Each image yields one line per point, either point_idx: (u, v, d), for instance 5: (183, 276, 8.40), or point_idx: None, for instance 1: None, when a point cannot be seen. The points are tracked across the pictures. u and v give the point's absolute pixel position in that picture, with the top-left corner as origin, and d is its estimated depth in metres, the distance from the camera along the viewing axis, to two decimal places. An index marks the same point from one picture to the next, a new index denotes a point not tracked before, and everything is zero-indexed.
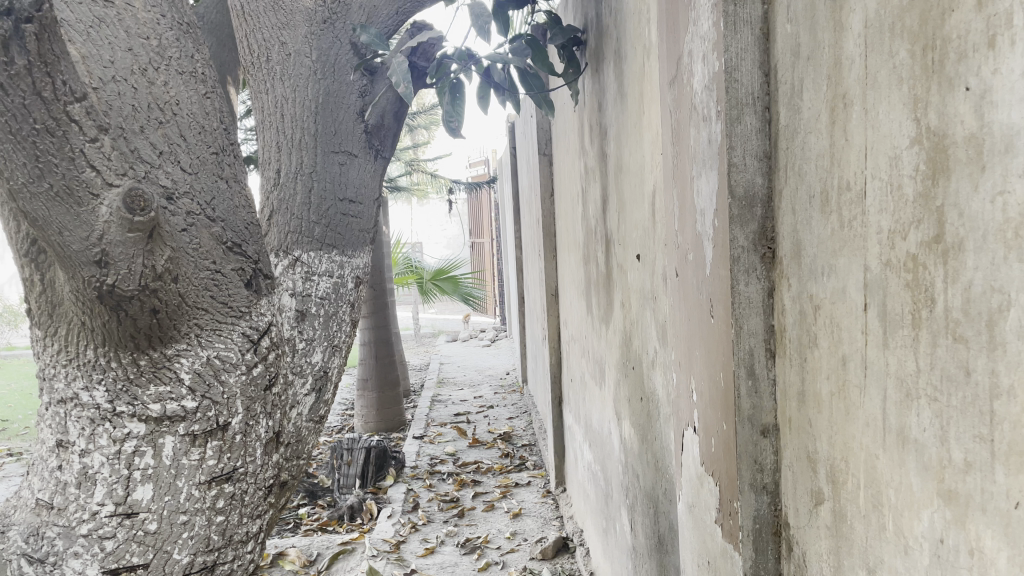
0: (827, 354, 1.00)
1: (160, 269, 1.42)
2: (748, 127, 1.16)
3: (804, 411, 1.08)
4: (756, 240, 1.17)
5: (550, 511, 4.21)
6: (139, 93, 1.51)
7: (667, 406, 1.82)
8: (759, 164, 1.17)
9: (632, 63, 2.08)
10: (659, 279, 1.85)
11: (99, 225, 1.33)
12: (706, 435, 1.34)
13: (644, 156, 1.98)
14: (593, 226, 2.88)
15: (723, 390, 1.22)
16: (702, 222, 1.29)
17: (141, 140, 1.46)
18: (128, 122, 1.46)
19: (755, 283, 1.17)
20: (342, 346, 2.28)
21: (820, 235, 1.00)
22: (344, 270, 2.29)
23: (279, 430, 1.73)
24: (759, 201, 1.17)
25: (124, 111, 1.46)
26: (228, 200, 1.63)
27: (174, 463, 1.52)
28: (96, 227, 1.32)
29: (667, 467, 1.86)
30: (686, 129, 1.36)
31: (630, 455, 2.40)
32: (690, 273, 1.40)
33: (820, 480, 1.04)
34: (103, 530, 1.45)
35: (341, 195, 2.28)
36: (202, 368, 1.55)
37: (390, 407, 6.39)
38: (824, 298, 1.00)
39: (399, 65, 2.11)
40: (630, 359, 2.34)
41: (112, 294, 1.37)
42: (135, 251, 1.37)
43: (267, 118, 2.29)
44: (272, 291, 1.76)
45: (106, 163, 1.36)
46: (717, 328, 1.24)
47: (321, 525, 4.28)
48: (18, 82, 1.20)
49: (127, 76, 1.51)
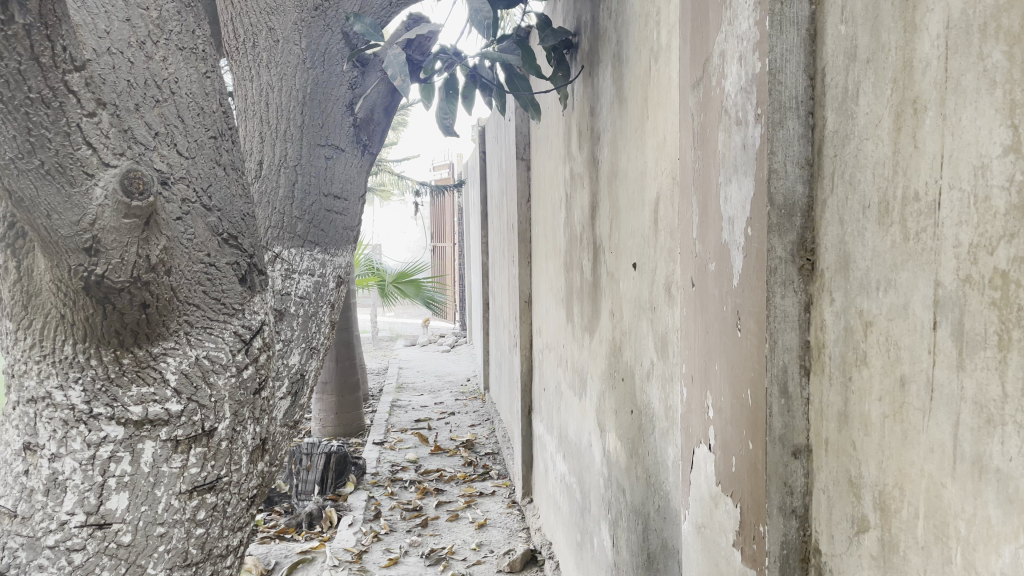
0: (880, 374, 0.95)
1: (154, 259, 1.32)
2: (791, 132, 1.10)
3: (846, 434, 1.03)
4: (795, 251, 1.11)
5: (516, 522, 4.14)
6: (135, 67, 1.38)
7: (668, 422, 1.76)
8: (801, 171, 1.11)
9: (635, 67, 2.03)
10: (661, 289, 1.80)
11: (92, 209, 1.22)
12: (725, 454, 1.28)
13: (647, 163, 1.93)
14: (578, 233, 2.82)
15: (751, 407, 1.16)
16: (730, 231, 1.23)
17: (135, 118, 1.34)
18: (122, 98, 1.33)
19: (792, 296, 1.12)
20: (321, 348, 2.18)
21: (878, 249, 0.95)
22: (326, 269, 2.20)
23: (264, 437, 1.64)
24: (800, 210, 1.11)
25: (119, 86, 1.33)
26: (225, 188, 1.53)
27: (154, 470, 1.41)
28: (89, 211, 1.21)
29: (665, 485, 1.80)
30: (714, 133, 1.30)
31: (615, 468, 2.34)
32: (709, 284, 1.34)
33: (865, 507, 0.99)
34: (72, 542, 1.33)
35: (327, 190, 2.18)
36: (190, 369, 1.45)
37: (349, 412, 6.25)
38: (877, 315, 0.95)
39: (396, 57, 2.02)
40: (619, 370, 2.28)
41: (100, 285, 1.26)
42: (131, 239, 1.26)
43: (250, 106, 2.17)
44: (265, 287, 1.66)
45: (102, 140, 1.25)
46: (745, 343, 1.18)
47: (278, 532, 4.13)
48: (17, 43, 1.10)
49: (124, 48, 1.37)
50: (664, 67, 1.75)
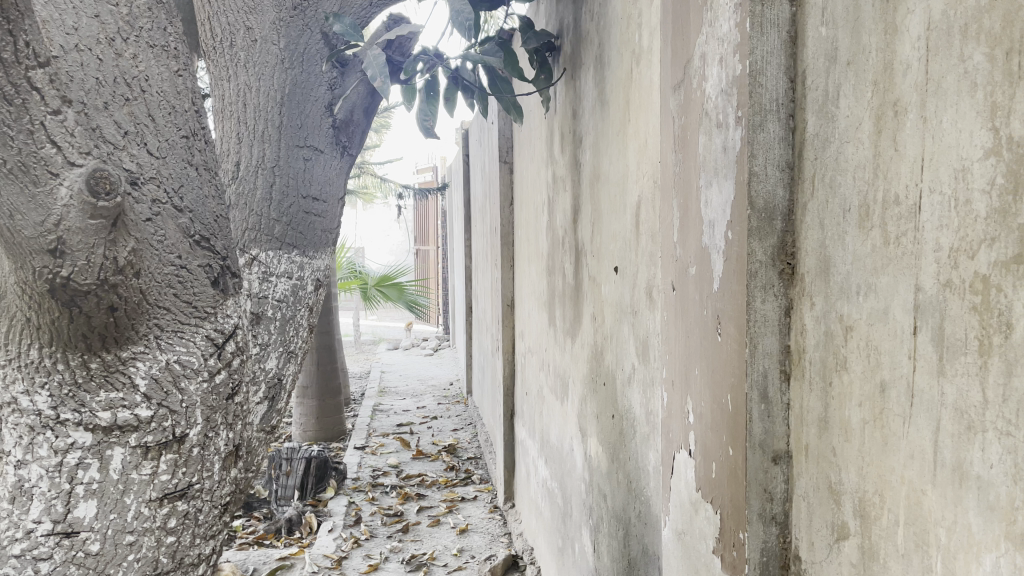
0: (860, 379, 0.94)
1: (122, 262, 1.29)
2: (771, 135, 1.09)
3: (826, 440, 1.01)
4: (775, 255, 1.10)
5: (498, 527, 4.11)
6: (105, 65, 1.34)
7: (648, 427, 1.75)
8: (781, 174, 1.10)
9: (617, 70, 2.02)
10: (642, 293, 1.79)
11: (57, 209, 1.19)
12: (705, 461, 1.26)
13: (628, 166, 1.92)
14: (560, 236, 2.81)
15: (731, 412, 1.14)
16: (710, 234, 1.22)
17: (104, 117, 1.31)
18: (90, 96, 1.30)
19: (772, 300, 1.10)
20: (298, 352, 2.16)
21: (859, 253, 0.94)
22: (303, 272, 2.17)
23: (238, 443, 1.61)
24: (780, 214, 1.10)
25: (87, 84, 1.29)
26: (198, 189, 1.50)
27: (123, 478, 1.38)
28: (53, 211, 1.19)
29: (645, 491, 1.79)
30: (695, 136, 1.29)
31: (596, 473, 2.33)
32: (690, 288, 1.33)
33: (846, 514, 0.97)
34: (38, 551, 1.30)
35: (305, 192, 2.16)
36: (160, 374, 1.42)
37: (330, 416, 6.21)
38: (858, 319, 0.94)
39: (375, 58, 2.00)
40: (600, 375, 2.27)
41: (65, 288, 1.23)
42: (97, 240, 1.23)
43: (227, 107, 2.14)
44: (238, 290, 1.63)
45: (68, 138, 1.22)
46: (725, 348, 1.17)
47: (257, 538, 4.08)
48: None
49: (93, 45, 1.34)
50: (646, 70, 1.74)
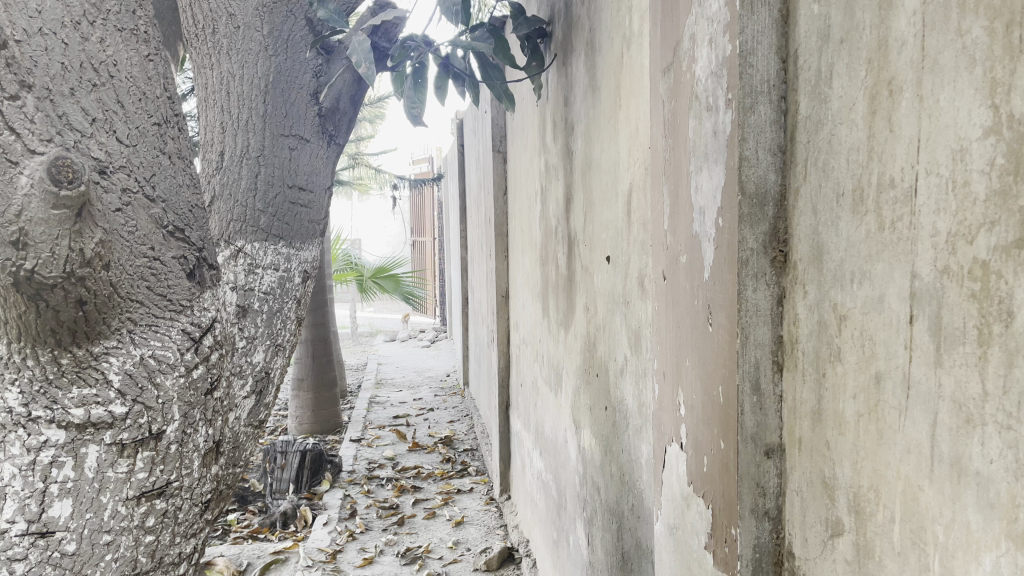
0: (855, 371, 0.90)
1: (90, 253, 1.24)
2: (762, 118, 1.05)
3: (820, 434, 0.98)
4: (767, 241, 1.06)
5: (494, 519, 4.08)
6: (70, 49, 1.30)
7: (641, 419, 1.72)
8: (772, 159, 1.06)
9: (607, 55, 1.98)
10: (634, 283, 1.75)
11: (17, 199, 1.15)
12: (697, 455, 1.23)
13: (619, 154, 1.88)
14: (553, 226, 2.77)
15: (723, 405, 1.11)
16: (701, 221, 1.19)
17: (70, 103, 1.28)
18: (55, 82, 1.26)
19: (764, 289, 1.07)
20: (287, 345, 2.11)
21: (854, 240, 0.90)
22: (291, 264, 2.13)
23: (218, 439, 1.58)
24: (771, 200, 1.06)
25: (52, 70, 1.26)
26: (170, 178, 1.47)
27: (98, 475, 1.34)
28: (14, 201, 1.15)
29: (638, 484, 1.75)
30: (684, 120, 1.25)
31: (590, 465, 2.29)
32: (680, 277, 1.29)
33: (840, 510, 0.94)
34: (13, 551, 1.26)
35: (291, 181, 2.11)
36: (134, 369, 1.38)
37: (326, 409, 6.17)
38: (852, 309, 0.91)
39: (359, 44, 1.95)
40: (593, 366, 2.24)
41: (30, 282, 1.19)
42: (62, 232, 1.18)
43: (210, 96, 2.09)
44: (216, 283, 1.59)
45: (28, 125, 1.20)
46: (716, 339, 1.13)
47: (251, 532, 4.06)
48: None
49: (57, 29, 1.29)
50: (636, 54, 1.70)
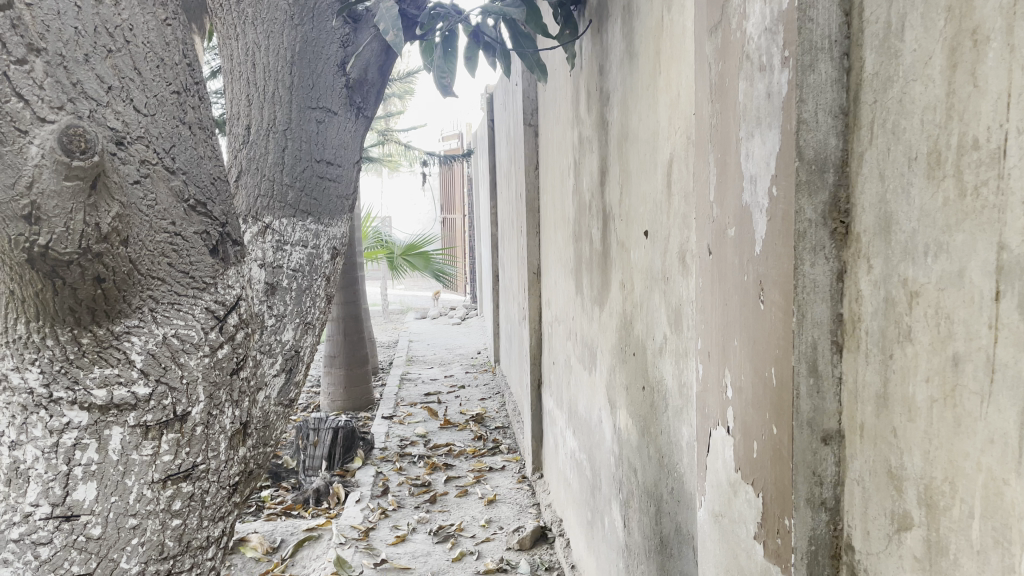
0: (928, 353, 0.83)
1: (106, 228, 1.20)
2: (822, 77, 0.97)
3: (886, 419, 0.91)
4: (827, 211, 0.98)
5: (527, 497, 4.04)
6: (83, 13, 1.24)
7: (681, 401, 1.65)
8: (833, 121, 0.98)
9: (646, 19, 1.89)
10: (675, 257, 1.68)
11: (28, 170, 1.11)
12: (745, 440, 1.16)
13: (659, 123, 1.79)
14: (587, 200, 2.69)
15: (777, 388, 1.04)
16: (752, 191, 1.11)
17: (84, 71, 1.23)
18: (68, 48, 1.21)
19: (823, 264, 0.99)
20: (316, 323, 2.07)
21: (929, 208, 0.82)
22: (320, 240, 2.07)
23: (246, 421, 1.54)
24: (832, 165, 0.98)
25: (64, 34, 1.20)
26: (190, 149, 1.41)
27: (123, 458, 1.30)
28: (24, 172, 1.11)
29: (679, 467, 1.69)
30: (733, 83, 1.17)
31: (626, 446, 2.23)
32: (728, 251, 1.22)
33: (908, 502, 0.87)
34: (37, 535, 1.24)
35: (319, 155, 2.06)
36: (158, 349, 1.34)
37: (358, 386, 6.17)
38: (925, 284, 0.83)
39: (387, 10, 1.88)
40: (630, 344, 2.17)
41: (45, 257, 1.15)
42: (76, 205, 1.14)
43: (236, 68, 2.06)
44: (242, 259, 1.54)
45: (36, 92, 1.15)
46: (770, 317, 1.06)
47: (285, 509, 4.06)
48: None
49: None
50: (678, 17, 1.61)
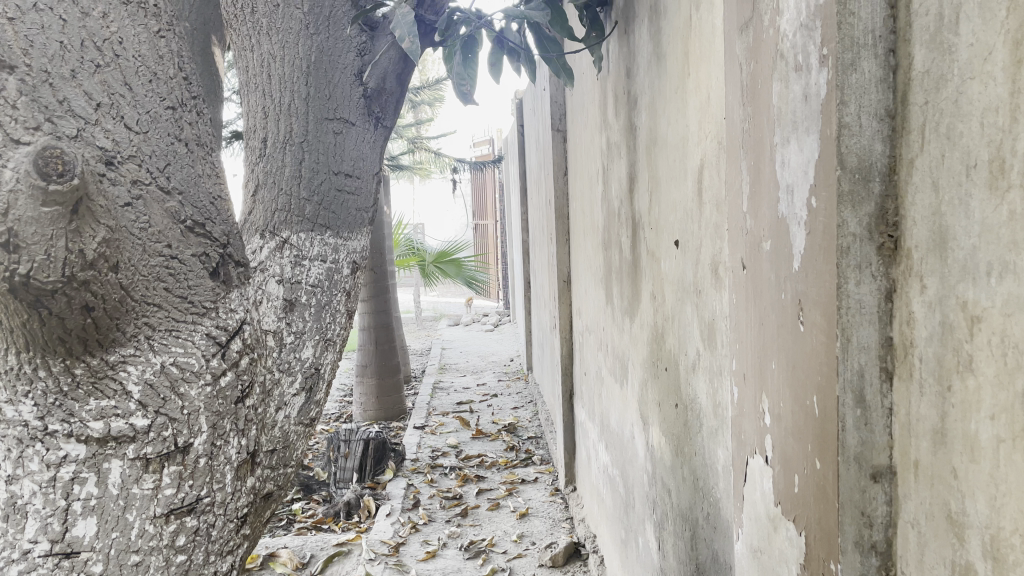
0: (992, 387, 0.73)
1: (92, 254, 1.16)
2: (865, 77, 0.88)
3: (944, 458, 0.81)
4: (872, 224, 0.89)
5: (560, 511, 3.95)
6: (69, 27, 1.20)
7: (716, 421, 1.55)
8: (879, 125, 0.88)
9: (673, 19, 1.80)
10: (706, 269, 1.59)
11: (4, 196, 1.06)
12: (786, 472, 1.07)
13: (688, 128, 1.71)
14: (616, 208, 2.60)
15: (819, 420, 0.95)
16: (788, 202, 1.02)
17: (71, 87, 1.19)
18: (54, 64, 1.17)
19: (869, 283, 0.90)
20: (337, 340, 2.00)
21: (992, 223, 0.73)
22: (339, 254, 2.01)
23: (254, 449, 1.48)
24: (878, 174, 0.89)
25: (49, 50, 1.17)
26: (188, 166, 1.36)
27: (123, 492, 1.27)
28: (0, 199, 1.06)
29: (714, 493, 1.59)
30: (767, 84, 1.08)
31: (659, 465, 2.14)
32: (763, 267, 1.12)
33: (971, 553, 0.77)
34: (36, 573, 1.20)
35: (337, 167, 2.00)
36: (156, 378, 1.30)
37: (390, 395, 6.11)
38: (988, 308, 0.73)
39: (403, 17, 1.82)
40: (662, 359, 2.07)
41: (27, 288, 1.11)
42: (56, 231, 1.10)
43: (253, 79, 2.02)
44: (246, 281, 1.49)
45: (9, 113, 1.11)
46: (810, 341, 0.97)
47: (315, 523, 4.01)
48: None
49: (54, 3, 1.20)
50: (706, 15, 1.52)
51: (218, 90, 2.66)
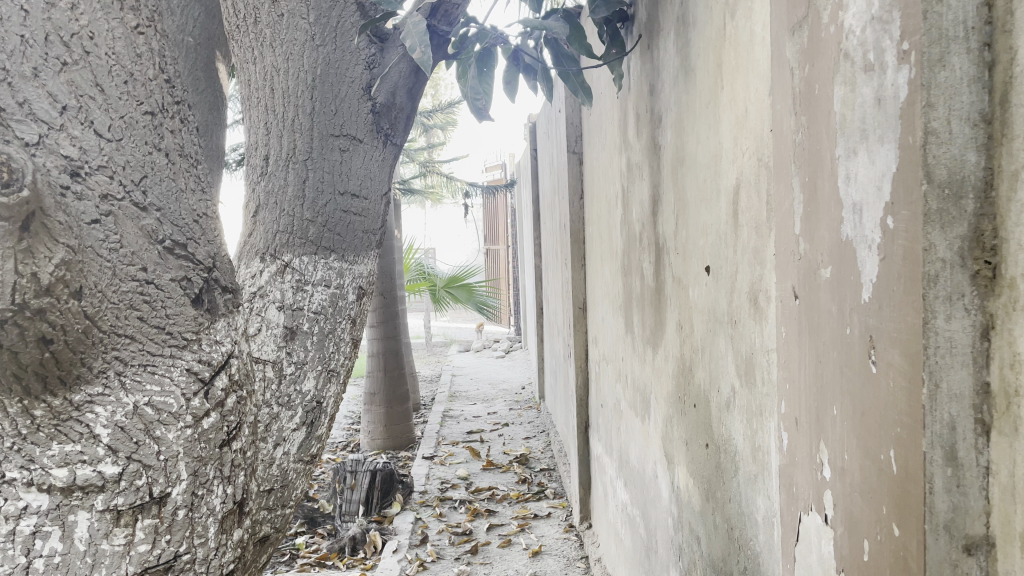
0: None
1: (48, 280, 1.08)
2: (956, 74, 0.74)
3: None
4: (965, 248, 0.75)
5: (574, 550, 3.77)
6: (32, 18, 1.18)
7: (757, 466, 1.40)
8: (973, 131, 0.74)
9: (704, 28, 1.68)
10: (743, 297, 1.45)
11: None
12: (851, 537, 0.93)
13: (721, 144, 1.58)
14: (637, 231, 2.47)
15: (898, 481, 0.81)
16: (855, 222, 0.88)
17: (32, 87, 1.15)
18: (13, 61, 1.14)
19: (961, 319, 0.75)
20: (341, 371, 1.86)
21: None
22: (344, 280, 1.88)
23: (241, 499, 1.42)
24: (972, 188, 0.74)
25: (9, 46, 1.15)
26: (169, 182, 1.31)
27: (91, 549, 1.20)
28: None
29: (753, 545, 1.44)
30: (826, 90, 0.94)
31: (687, 509, 1.98)
32: (821, 296, 0.98)
33: None
34: None
35: (342, 187, 1.87)
36: (128, 422, 1.23)
37: (398, 424, 5.93)
38: None
39: (414, 26, 1.70)
40: (689, 394, 1.93)
41: None
42: (3, 251, 1.01)
43: (254, 93, 1.91)
44: (234, 310, 1.43)
45: None
46: (885, 387, 0.83)
47: (319, 559, 3.83)
48: None
49: None
50: (744, 21, 1.40)
51: (222, 108, 2.56)
